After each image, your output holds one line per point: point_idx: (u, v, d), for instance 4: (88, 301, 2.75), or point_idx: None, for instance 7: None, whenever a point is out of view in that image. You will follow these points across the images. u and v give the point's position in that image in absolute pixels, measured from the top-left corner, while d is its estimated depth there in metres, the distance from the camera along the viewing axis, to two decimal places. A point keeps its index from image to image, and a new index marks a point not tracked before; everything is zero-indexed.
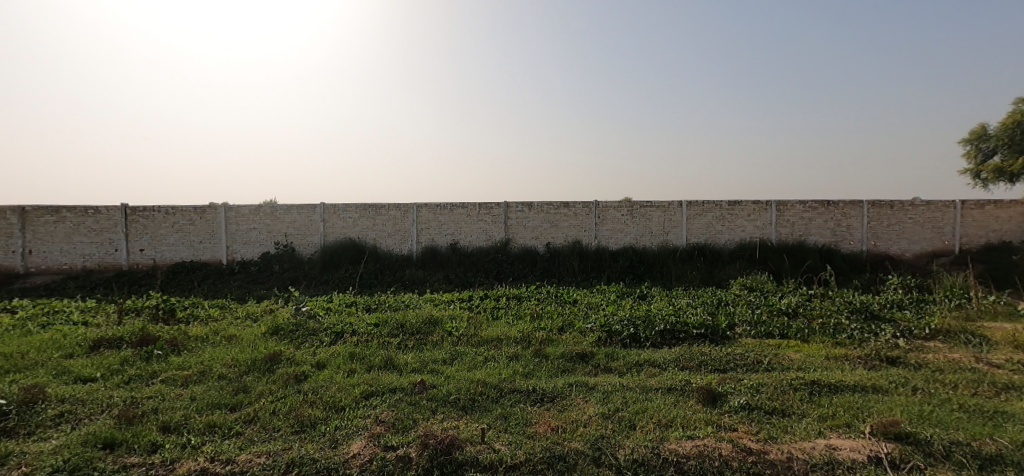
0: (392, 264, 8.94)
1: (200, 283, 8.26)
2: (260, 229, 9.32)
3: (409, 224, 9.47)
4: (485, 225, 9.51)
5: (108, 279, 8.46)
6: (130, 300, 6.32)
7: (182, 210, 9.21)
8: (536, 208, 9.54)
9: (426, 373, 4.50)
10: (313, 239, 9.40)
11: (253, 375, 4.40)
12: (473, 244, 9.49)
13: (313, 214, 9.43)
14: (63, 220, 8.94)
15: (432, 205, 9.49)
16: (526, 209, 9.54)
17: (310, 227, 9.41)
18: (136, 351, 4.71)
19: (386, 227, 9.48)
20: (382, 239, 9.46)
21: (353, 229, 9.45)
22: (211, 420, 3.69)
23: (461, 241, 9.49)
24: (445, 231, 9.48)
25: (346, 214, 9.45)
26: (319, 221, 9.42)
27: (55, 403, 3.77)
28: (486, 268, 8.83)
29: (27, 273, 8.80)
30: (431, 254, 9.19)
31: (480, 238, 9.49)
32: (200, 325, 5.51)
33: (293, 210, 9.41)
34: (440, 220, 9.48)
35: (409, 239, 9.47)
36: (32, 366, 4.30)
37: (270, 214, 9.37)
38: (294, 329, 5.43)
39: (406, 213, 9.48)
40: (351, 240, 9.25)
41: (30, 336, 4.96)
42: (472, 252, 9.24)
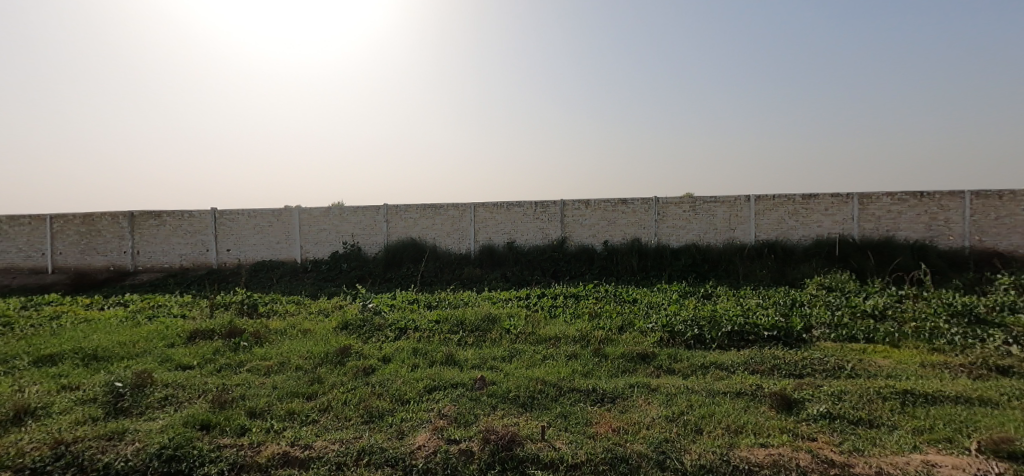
0: (451, 263, 9.18)
1: (278, 280, 8.92)
2: (329, 230, 9.90)
3: (467, 223, 9.67)
4: (542, 224, 9.52)
5: (200, 277, 9.35)
6: (220, 296, 6.96)
7: (262, 213, 9.96)
8: (593, 205, 9.41)
9: (486, 370, 4.58)
10: (378, 239, 9.85)
11: (326, 367, 4.68)
12: (530, 243, 9.52)
13: (377, 215, 9.87)
14: (164, 223, 9.97)
15: (489, 205, 9.63)
16: (583, 207, 9.43)
17: (375, 228, 9.86)
18: (226, 342, 5.16)
19: (445, 227, 9.74)
20: (442, 238, 9.73)
21: (414, 229, 9.79)
22: (291, 408, 3.99)
23: (518, 239, 9.56)
24: (502, 230, 9.59)
25: (408, 215, 9.80)
26: (383, 222, 9.84)
27: (160, 386, 4.23)
28: (542, 266, 8.82)
29: (135, 271, 9.92)
30: (488, 253, 9.32)
31: (537, 237, 9.52)
32: (279, 319, 5.96)
33: (359, 211, 9.91)
34: (497, 219, 9.60)
35: (467, 238, 9.68)
36: (141, 353, 4.84)
37: (338, 216, 9.91)
38: (361, 324, 5.71)
39: (464, 213, 9.68)
40: (413, 240, 9.60)
41: (139, 327, 5.57)
42: (528, 251, 9.26)
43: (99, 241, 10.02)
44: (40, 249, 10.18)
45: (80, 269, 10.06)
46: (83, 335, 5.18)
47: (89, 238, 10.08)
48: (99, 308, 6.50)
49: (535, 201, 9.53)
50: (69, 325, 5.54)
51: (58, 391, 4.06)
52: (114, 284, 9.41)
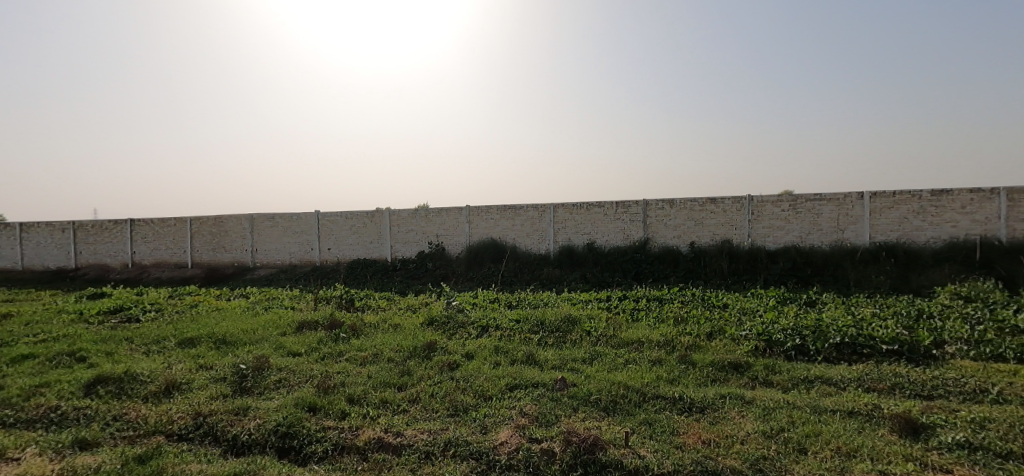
0: (531, 263, 9.28)
1: (371, 277, 9.62)
2: (416, 230, 10.46)
3: (546, 224, 9.73)
4: (622, 225, 9.30)
5: (305, 273, 10.35)
6: (322, 291, 7.65)
7: (357, 215, 10.78)
8: (678, 205, 9.01)
9: (567, 371, 4.56)
10: (461, 239, 10.22)
11: (415, 360, 4.96)
12: (611, 243, 9.34)
13: (459, 216, 10.25)
14: (276, 225, 11.18)
15: (568, 205, 9.60)
16: (667, 207, 9.06)
17: (458, 228, 10.25)
18: (328, 333, 5.67)
19: (525, 228, 9.87)
20: (522, 239, 9.87)
21: (495, 230, 10.02)
22: (384, 397, 4.28)
23: (598, 240, 9.42)
24: (581, 230, 9.52)
25: (489, 216, 10.06)
26: (465, 223, 10.19)
27: (275, 370, 4.74)
28: (624, 268, 8.61)
29: (253, 267, 11.24)
30: (568, 254, 9.29)
31: (618, 237, 9.31)
32: (373, 313, 6.42)
33: (443, 213, 10.36)
34: (577, 220, 9.54)
35: (546, 238, 9.72)
36: (260, 339, 5.47)
37: (424, 217, 10.44)
38: (446, 321, 5.97)
39: (543, 213, 9.75)
40: (493, 241, 9.85)
41: (259, 316, 6.31)
42: (609, 252, 9.09)
43: (226, 240, 11.49)
44: (181, 247, 11.92)
45: (211, 264, 11.61)
46: (215, 322, 5.97)
47: (218, 238, 11.60)
48: (226, 298, 7.46)
49: (615, 201, 9.33)
50: (204, 313, 6.42)
51: (197, 369, 4.72)
52: (237, 278, 10.74)
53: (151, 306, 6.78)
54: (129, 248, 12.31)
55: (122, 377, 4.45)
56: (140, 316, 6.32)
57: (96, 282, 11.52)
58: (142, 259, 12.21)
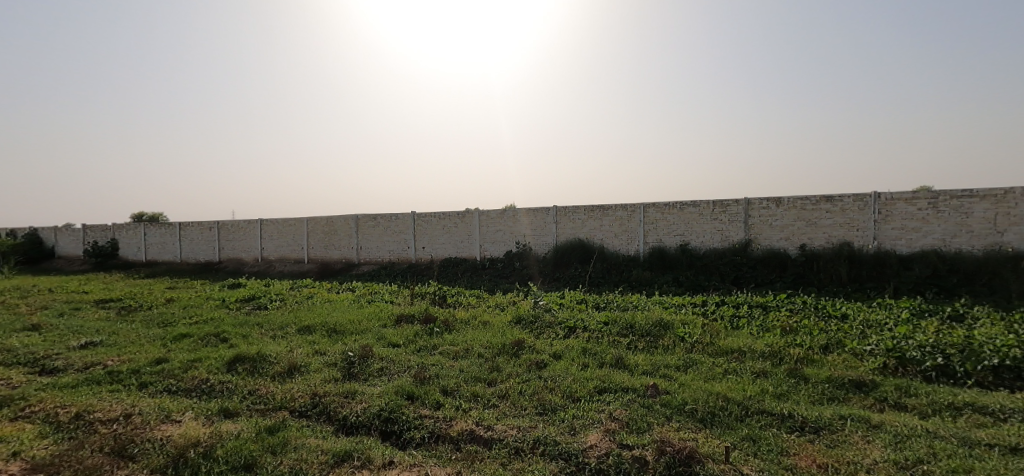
0: (619, 264, 9.06)
1: (462, 275, 10.05)
2: (504, 230, 10.72)
3: (635, 224, 9.45)
4: (719, 225, 8.73)
5: (403, 270, 11.11)
6: (417, 287, 8.16)
7: (449, 215, 11.33)
8: (785, 203, 8.25)
9: (659, 378, 4.38)
10: (548, 239, 10.29)
11: (504, 357, 5.08)
12: (707, 245, 8.81)
13: (546, 216, 10.33)
14: (378, 224, 12.15)
15: (659, 205, 9.24)
16: (773, 206, 8.35)
17: (545, 228, 10.33)
18: (423, 327, 6.02)
19: (613, 228, 9.67)
20: (609, 240, 9.68)
21: (582, 230, 9.93)
22: (475, 391, 4.44)
23: (691, 241, 8.95)
24: (673, 231, 9.10)
25: (576, 216, 10.01)
26: (552, 223, 10.24)
27: (378, 359, 5.14)
28: (721, 271, 8.07)
29: (358, 263, 12.33)
30: (659, 256, 8.93)
31: (714, 239, 8.75)
32: (463, 310, 6.70)
33: (530, 213, 10.51)
34: (669, 220, 9.14)
35: (636, 239, 9.44)
36: (364, 330, 5.96)
37: (511, 217, 10.66)
38: (533, 320, 6.04)
39: (633, 213, 9.49)
40: (580, 241, 9.78)
41: (363, 308, 6.89)
42: (705, 254, 8.58)
43: (335, 238, 12.74)
44: (299, 244, 13.43)
45: (323, 260, 12.94)
46: (327, 312, 6.63)
47: (329, 236, 12.90)
48: (336, 291, 8.26)
49: (712, 200, 8.80)
50: (318, 304, 7.16)
51: (313, 354, 5.27)
52: (345, 273, 11.86)
53: (276, 296, 7.72)
54: (259, 244, 14.15)
55: (255, 357, 5.11)
56: (268, 304, 7.22)
57: (234, 273, 13.42)
58: (268, 254, 13.96)
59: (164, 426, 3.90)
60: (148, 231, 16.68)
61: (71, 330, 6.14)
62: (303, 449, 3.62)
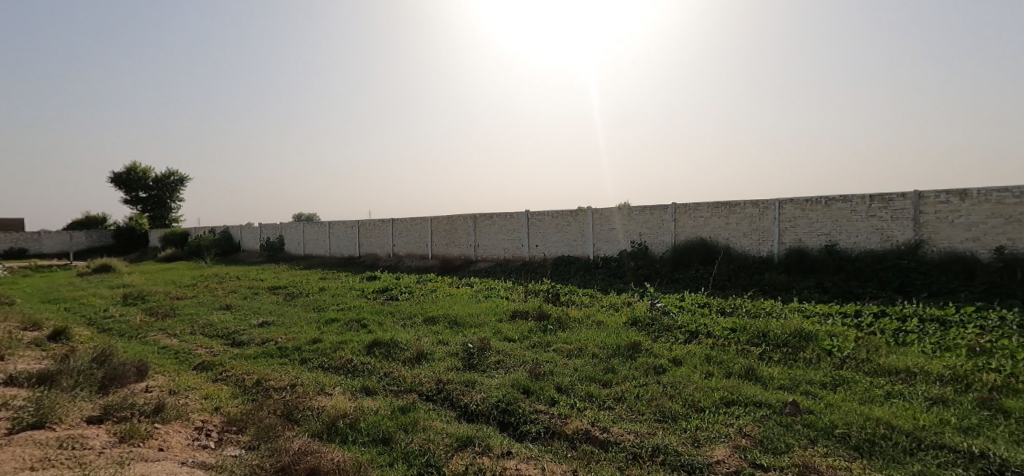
0: (748, 266, 8.27)
1: (575, 273, 10.03)
2: (618, 229, 10.48)
3: (769, 222, 8.56)
4: (878, 224, 7.52)
5: (518, 267, 11.49)
6: (531, 284, 8.37)
7: (562, 213, 11.46)
8: (972, 197, 6.79)
9: (800, 395, 3.90)
10: (665, 238, 9.81)
11: (619, 359, 4.96)
12: (861, 246, 7.64)
13: (664, 214, 9.86)
14: (494, 222, 12.79)
15: (799, 200, 8.26)
16: (954, 201, 6.92)
17: (662, 227, 9.87)
18: (537, 323, 6.15)
19: (741, 227, 8.88)
20: (737, 239, 8.91)
21: (704, 229, 9.30)
22: (589, 391, 4.39)
23: (840, 242, 7.83)
24: (816, 230, 8.07)
25: (698, 214, 9.40)
26: (670, 221, 9.75)
27: (495, 352, 5.37)
28: (881, 277, 6.92)
29: (476, 259, 13.08)
30: (798, 257, 7.96)
31: (872, 239, 7.55)
32: (576, 309, 6.71)
33: (647, 211, 10.12)
34: (811, 218, 8.12)
35: (769, 239, 8.55)
36: (482, 323, 6.28)
37: (626, 215, 10.38)
38: (650, 322, 5.81)
39: (765, 210, 8.61)
40: (703, 240, 9.13)
41: (481, 303, 7.27)
42: (858, 257, 7.44)
43: (456, 235, 13.71)
44: (424, 242, 14.68)
45: (445, 256, 14.00)
46: (448, 305, 7.12)
47: (450, 234, 13.90)
48: (456, 286, 8.85)
49: (868, 194, 7.61)
50: (441, 297, 7.73)
51: (437, 343, 5.69)
52: (464, 269, 12.64)
53: (405, 288, 8.52)
54: (391, 242, 15.78)
55: (389, 342, 5.69)
56: (399, 296, 8.00)
57: (370, 267, 15.13)
58: (399, 250, 15.52)
59: (319, 397, 4.53)
60: (304, 229, 19.62)
61: (253, 311, 7.48)
62: (430, 430, 3.93)
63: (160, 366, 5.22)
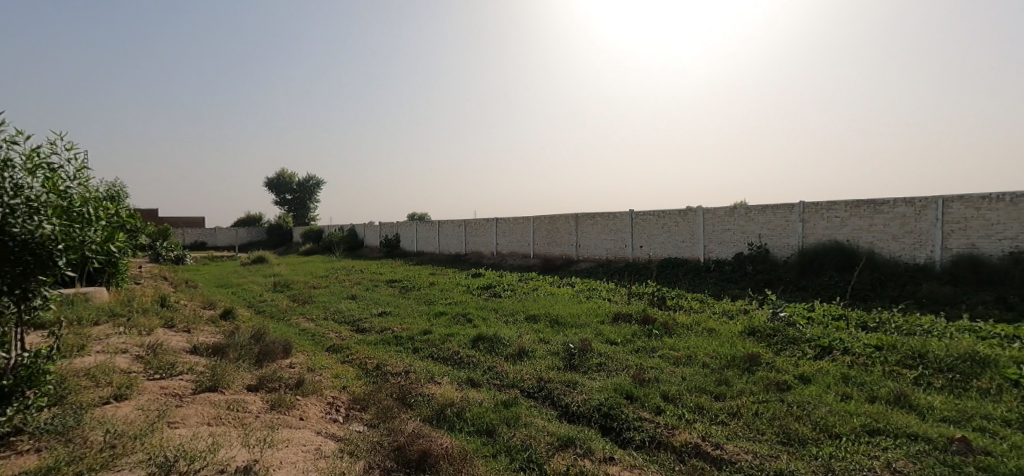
0: (899, 275, 7.06)
1: (683, 276, 9.39)
2: (734, 229, 9.68)
3: (928, 224, 7.26)
4: None
5: (621, 268, 11.17)
6: (635, 286, 8.10)
7: (670, 213, 10.95)
8: None
9: (972, 431, 3.23)
10: (790, 241, 8.84)
11: (734, 371, 4.57)
12: None
13: (790, 214, 8.87)
14: (597, 222, 12.71)
15: (972, 198, 6.88)
16: None
17: (787, 228, 8.91)
18: (642, 327, 5.93)
19: (889, 228, 7.65)
20: (884, 243, 7.70)
21: (840, 231, 8.19)
22: (700, 403, 4.10)
23: None
24: (997, 234, 6.65)
25: (832, 213, 8.30)
26: (797, 221, 8.75)
27: (597, 354, 5.29)
28: None
29: (579, 259, 13.08)
30: (971, 266, 6.62)
31: None
32: (685, 314, 6.34)
33: (769, 210, 9.18)
34: (990, 218, 6.71)
35: (928, 243, 7.25)
36: (583, 324, 6.22)
37: (744, 215, 9.54)
38: (772, 333, 5.29)
39: (924, 210, 7.32)
40: (839, 244, 7.98)
41: (582, 303, 7.22)
42: None
43: (558, 235, 13.89)
44: (527, 241, 15.06)
45: (547, 255, 14.21)
46: (550, 304, 7.17)
47: (553, 234, 14.11)
48: (557, 285, 8.90)
49: None
50: (542, 296, 7.83)
51: (539, 342, 5.76)
52: (565, 269, 12.63)
53: (507, 286, 8.78)
54: (495, 240, 16.43)
55: (492, 337, 5.89)
56: (502, 293, 8.27)
57: (475, 263, 15.88)
58: (502, 249, 16.10)
59: (429, 385, 4.84)
60: (416, 228, 21.27)
61: (374, 301, 8.27)
62: (531, 427, 3.97)
63: (300, 346, 6.00)
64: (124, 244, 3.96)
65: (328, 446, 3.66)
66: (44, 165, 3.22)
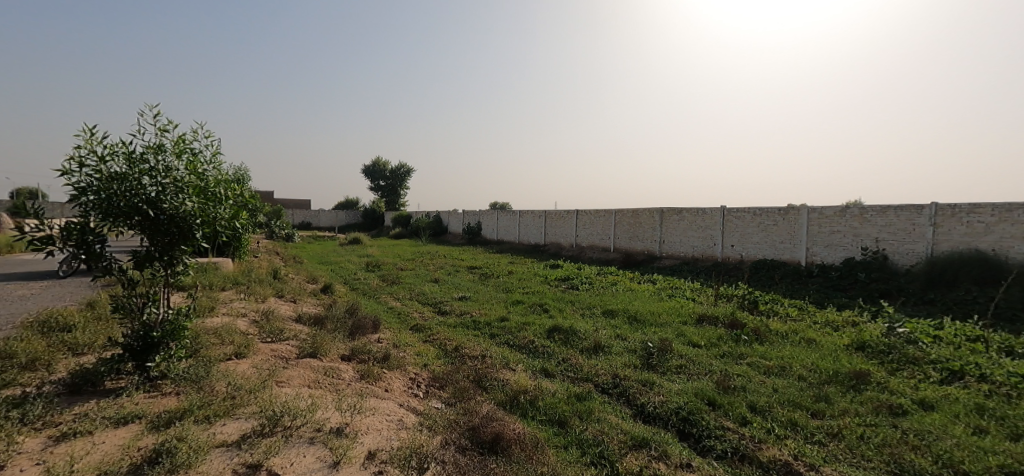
0: None
1: (780, 280, 8.63)
2: (845, 232, 8.67)
3: None
4: None
5: (708, 267, 10.55)
6: (723, 287, 7.62)
7: (768, 212, 10.13)
8: None
9: None
10: (916, 247, 7.67)
11: (836, 388, 4.14)
12: None
13: (918, 217, 7.69)
14: (684, 218, 12.15)
15: None
16: None
17: (912, 233, 7.74)
18: (729, 332, 5.58)
19: None
20: None
21: (984, 238, 6.97)
22: (793, 418, 3.76)
23: None
24: None
25: (974, 218, 7.07)
26: (927, 226, 7.56)
27: (677, 355, 5.06)
28: None
29: (662, 256, 12.60)
30: None
31: None
32: (780, 322, 5.85)
33: (890, 211, 8.09)
34: None
35: None
36: (664, 323, 5.99)
37: (859, 216, 8.52)
38: (886, 351, 4.73)
39: None
40: (981, 255, 6.80)
41: (664, 302, 6.94)
42: None
43: (641, 230, 13.48)
44: (608, 235, 14.80)
45: (628, 250, 13.86)
46: (629, 300, 6.99)
47: (635, 228, 13.73)
48: (638, 281, 8.65)
49: None
50: (621, 291, 7.65)
51: (616, 338, 5.64)
52: (646, 265, 12.21)
53: (585, 279, 8.69)
54: (575, 232, 16.34)
55: (568, 330, 5.88)
56: (579, 286, 8.21)
57: (554, 255, 15.93)
58: (582, 242, 15.98)
59: (504, 370, 4.95)
60: (498, 217, 21.80)
61: (455, 286, 8.63)
62: (605, 423, 3.90)
63: (388, 322, 6.43)
64: (246, 221, 4.48)
65: (409, 418, 3.89)
66: (188, 150, 3.73)
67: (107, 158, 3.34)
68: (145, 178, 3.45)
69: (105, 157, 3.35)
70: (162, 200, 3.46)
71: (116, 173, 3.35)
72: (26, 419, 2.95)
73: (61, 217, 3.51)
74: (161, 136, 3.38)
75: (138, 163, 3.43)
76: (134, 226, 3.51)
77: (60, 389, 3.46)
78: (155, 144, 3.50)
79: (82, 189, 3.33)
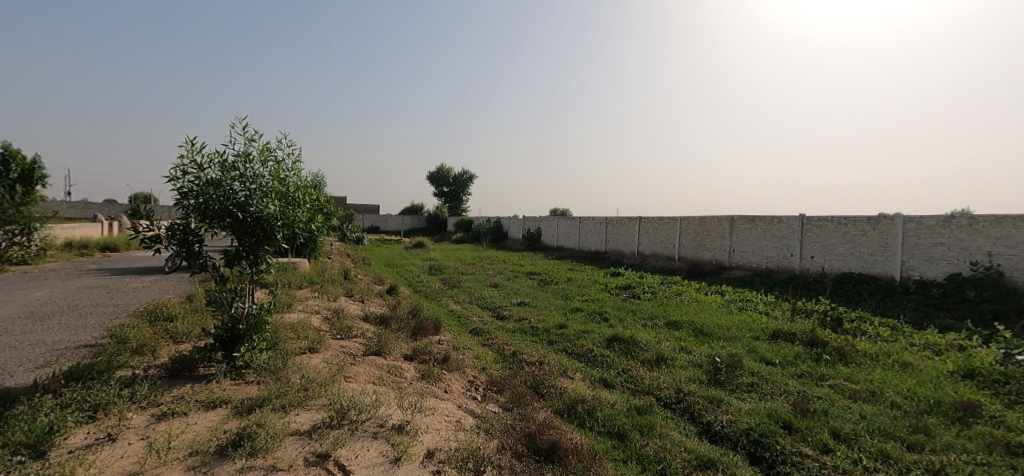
0: None
1: (869, 297, 7.84)
2: (949, 244, 7.74)
3: None
4: None
5: (784, 280, 9.84)
6: (801, 302, 7.08)
7: (856, 221, 9.30)
8: None
9: None
10: None
11: (938, 419, 3.68)
12: None
13: None
14: (757, 227, 11.46)
15: None
16: None
17: None
18: (808, 350, 5.16)
19: None
20: None
21: None
22: (884, 448, 3.38)
23: None
24: None
25: None
26: None
27: (748, 372, 4.76)
28: None
29: (731, 267, 11.95)
30: None
31: None
32: (868, 342, 5.32)
33: (1006, 222, 7.12)
34: None
35: None
36: (732, 337, 5.67)
37: (966, 227, 7.58)
38: (1001, 380, 4.16)
39: None
40: None
41: (733, 315, 6.57)
42: None
43: (709, 239, 12.88)
44: (673, 243, 14.26)
45: (694, 260, 13.27)
46: (694, 312, 6.68)
47: (702, 237, 13.14)
48: (704, 292, 8.25)
49: None
50: (685, 302, 7.34)
51: (679, 351, 5.41)
52: (713, 276, 11.62)
53: (646, 288, 8.43)
54: (637, 240, 15.92)
55: (628, 340, 5.72)
56: (641, 295, 7.97)
57: (615, 262, 15.61)
58: (644, 250, 15.51)
59: (561, 378, 4.90)
60: (558, 224, 21.71)
61: (513, 291, 8.69)
62: (667, 439, 3.74)
63: (448, 325, 6.59)
64: (322, 225, 4.77)
65: (467, 420, 3.94)
66: (272, 158, 4.06)
67: (205, 166, 3.71)
68: (236, 184, 3.79)
69: (203, 166, 3.73)
70: (250, 204, 3.77)
71: (212, 180, 3.70)
72: (135, 398, 3.31)
73: (168, 218, 3.94)
74: (250, 145, 3.70)
75: (230, 170, 3.78)
76: (226, 228, 3.85)
77: (163, 372, 3.86)
78: (244, 153, 3.84)
79: (185, 193, 3.71)
